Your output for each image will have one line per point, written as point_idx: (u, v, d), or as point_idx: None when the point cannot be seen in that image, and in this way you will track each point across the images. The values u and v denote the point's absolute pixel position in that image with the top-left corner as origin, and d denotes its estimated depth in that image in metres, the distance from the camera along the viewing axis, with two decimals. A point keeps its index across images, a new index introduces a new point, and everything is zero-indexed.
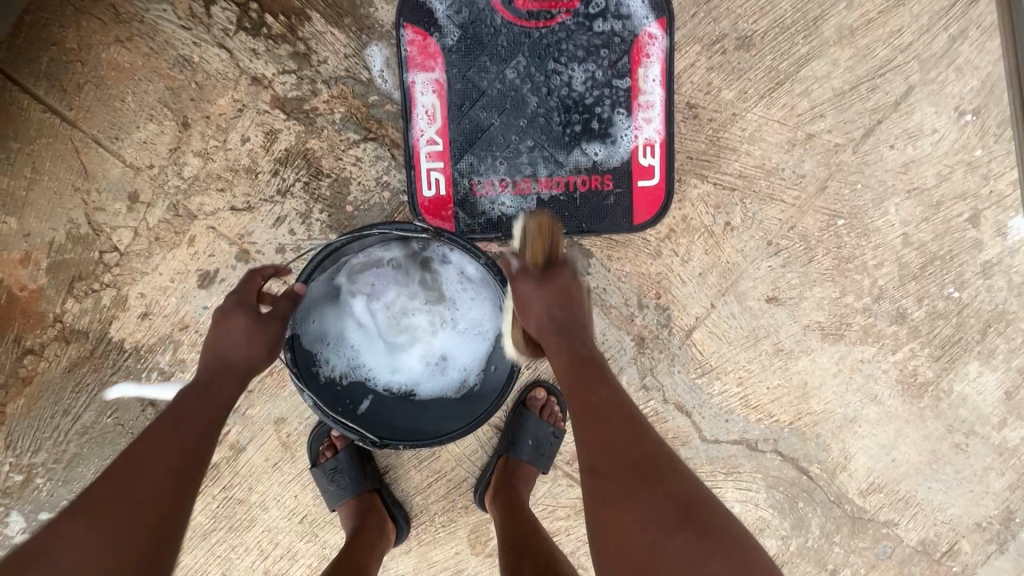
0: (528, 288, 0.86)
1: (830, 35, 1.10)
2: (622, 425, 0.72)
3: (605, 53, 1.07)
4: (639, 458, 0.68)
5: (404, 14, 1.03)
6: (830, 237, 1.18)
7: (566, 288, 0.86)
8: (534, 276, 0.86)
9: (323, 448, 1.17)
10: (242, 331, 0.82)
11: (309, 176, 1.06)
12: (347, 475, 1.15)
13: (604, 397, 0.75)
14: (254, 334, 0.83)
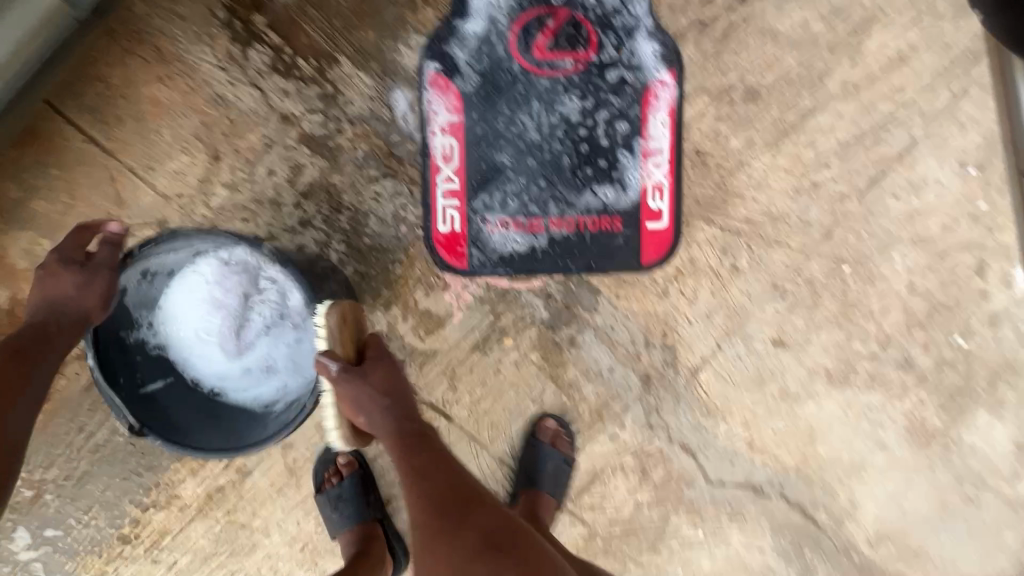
0: (356, 393, 0.83)
1: (835, 89, 1.14)
2: (447, 491, 0.79)
3: (617, 101, 1.11)
4: (466, 523, 0.76)
5: (428, 60, 1.08)
6: (836, 282, 1.20)
7: (394, 382, 0.85)
8: (351, 379, 0.82)
9: (328, 474, 1.18)
10: (70, 282, 0.85)
11: (330, 209, 1.11)
12: (350, 503, 1.15)
13: (430, 471, 0.80)
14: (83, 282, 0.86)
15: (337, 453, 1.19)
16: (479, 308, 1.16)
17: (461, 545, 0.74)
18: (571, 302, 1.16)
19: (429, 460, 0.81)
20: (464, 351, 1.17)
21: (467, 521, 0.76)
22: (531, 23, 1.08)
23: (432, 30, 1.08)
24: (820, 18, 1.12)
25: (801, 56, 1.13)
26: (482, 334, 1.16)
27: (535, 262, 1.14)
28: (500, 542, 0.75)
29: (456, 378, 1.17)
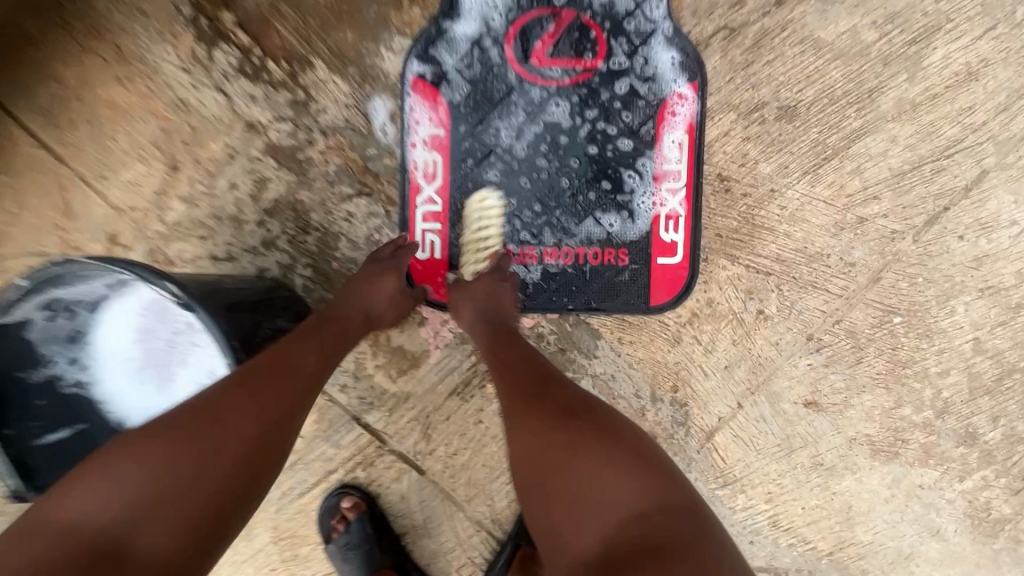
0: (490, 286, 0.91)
1: (889, 109, 0.97)
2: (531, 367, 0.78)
3: (627, 116, 0.96)
4: (553, 396, 0.73)
5: (412, 65, 0.95)
6: (883, 336, 1.01)
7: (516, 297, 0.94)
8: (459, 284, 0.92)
9: (336, 521, 1.01)
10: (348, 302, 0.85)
11: (296, 229, 0.99)
12: (360, 553, 1.00)
13: (518, 355, 0.81)
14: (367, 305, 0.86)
15: (343, 495, 1.02)
16: (460, 348, 1.01)
17: (548, 404, 0.72)
18: (566, 346, 1.01)
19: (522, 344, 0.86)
20: (440, 397, 1.02)
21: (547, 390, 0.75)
22: (531, 26, 0.95)
23: (418, 32, 0.95)
24: (872, 25, 0.95)
25: (847, 69, 0.96)
26: (462, 378, 1.02)
27: (527, 298, 0.99)
28: (578, 411, 0.71)
29: (430, 426, 1.02)
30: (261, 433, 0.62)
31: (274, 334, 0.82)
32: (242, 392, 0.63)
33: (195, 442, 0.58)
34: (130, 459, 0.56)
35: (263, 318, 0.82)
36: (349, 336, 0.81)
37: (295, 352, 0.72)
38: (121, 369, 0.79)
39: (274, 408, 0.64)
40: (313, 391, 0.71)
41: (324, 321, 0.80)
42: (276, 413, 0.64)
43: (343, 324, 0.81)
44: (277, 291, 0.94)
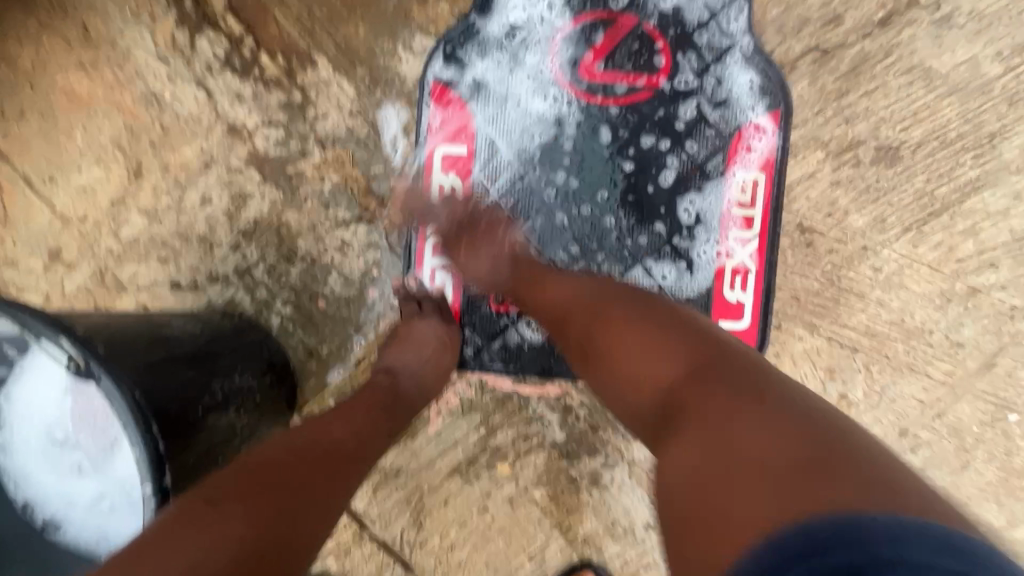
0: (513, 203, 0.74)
1: (1014, 158, 0.79)
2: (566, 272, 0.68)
3: (691, 145, 0.79)
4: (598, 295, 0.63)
5: (434, 69, 0.79)
6: (996, 438, 0.81)
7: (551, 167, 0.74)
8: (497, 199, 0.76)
9: None
10: (411, 361, 0.72)
11: (278, 257, 0.81)
12: None
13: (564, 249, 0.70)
14: (424, 368, 0.72)
15: None
16: (466, 417, 0.82)
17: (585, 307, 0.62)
18: (599, 423, 0.81)
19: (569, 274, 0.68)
20: (438, 475, 0.82)
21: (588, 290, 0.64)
22: (582, 32, 0.78)
23: (444, 31, 0.79)
24: (997, 56, 0.78)
25: (964, 107, 0.78)
26: (467, 454, 0.82)
27: (554, 359, 0.80)
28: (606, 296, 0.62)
29: (423, 511, 0.82)
30: (328, 499, 0.51)
31: (230, 396, 0.63)
32: (300, 455, 0.52)
33: (265, 500, 0.46)
34: (194, 526, 0.42)
35: (218, 375, 0.63)
36: (412, 402, 0.69)
37: (341, 421, 0.59)
38: (37, 434, 0.55)
39: (337, 476, 0.53)
40: (363, 472, 0.57)
41: (389, 380, 0.69)
42: (338, 482, 0.53)
43: (412, 377, 0.71)
44: (247, 332, 0.76)
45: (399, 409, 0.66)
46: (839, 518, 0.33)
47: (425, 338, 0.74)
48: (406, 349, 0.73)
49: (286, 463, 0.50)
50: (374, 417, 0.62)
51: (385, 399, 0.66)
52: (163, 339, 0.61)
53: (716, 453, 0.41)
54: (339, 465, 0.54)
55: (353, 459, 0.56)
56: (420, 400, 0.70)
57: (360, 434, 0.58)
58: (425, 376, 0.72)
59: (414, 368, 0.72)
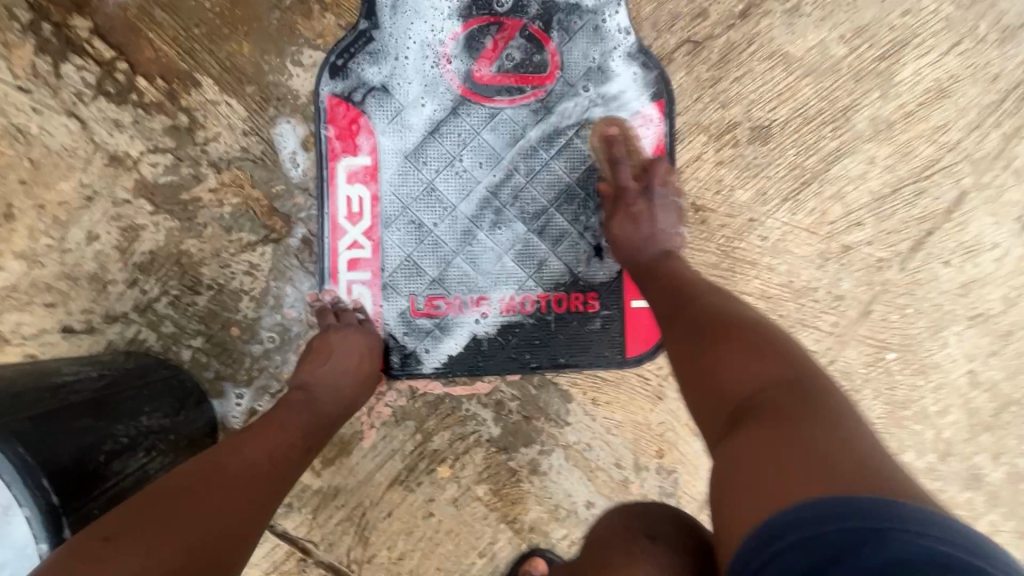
0: (626, 221, 0.77)
1: (865, 128, 0.89)
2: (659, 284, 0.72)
3: (589, 138, 0.82)
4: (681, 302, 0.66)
5: (326, 82, 0.78)
6: (879, 375, 0.91)
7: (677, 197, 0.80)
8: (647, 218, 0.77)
9: None
10: (330, 372, 0.72)
11: (181, 288, 0.77)
12: None
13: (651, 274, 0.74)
14: (344, 378, 0.72)
15: None
16: (401, 426, 0.82)
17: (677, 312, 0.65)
18: (531, 412, 0.84)
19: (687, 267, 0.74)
20: (379, 488, 0.81)
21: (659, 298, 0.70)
22: (471, 37, 0.79)
23: (332, 43, 0.78)
24: (841, 39, 0.88)
25: (820, 86, 0.88)
26: (405, 463, 0.82)
27: (481, 357, 0.82)
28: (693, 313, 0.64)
29: (367, 526, 0.82)
30: (242, 524, 0.51)
31: (138, 439, 0.60)
32: (208, 480, 0.52)
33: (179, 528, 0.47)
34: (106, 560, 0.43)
35: (121, 419, 0.60)
36: (331, 414, 0.69)
37: (258, 440, 0.59)
38: None
39: (253, 496, 0.54)
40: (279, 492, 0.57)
41: (304, 395, 0.69)
42: (255, 502, 0.54)
43: (329, 389, 0.71)
44: (155, 371, 0.73)
45: (316, 424, 0.67)
46: (843, 501, 0.41)
47: (341, 347, 0.74)
48: (322, 360, 0.72)
49: (191, 496, 0.50)
50: (290, 434, 0.62)
51: (301, 414, 0.66)
52: (53, 390, 0.57)
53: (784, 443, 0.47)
54: (254, 487, 0.54)
55: (267, 480, 0.56)
56: (340, 411, 0.71)
57: (277, 455, 0.59)
58: (346, 385, 0.72)
59: (333, 380, 0.71)
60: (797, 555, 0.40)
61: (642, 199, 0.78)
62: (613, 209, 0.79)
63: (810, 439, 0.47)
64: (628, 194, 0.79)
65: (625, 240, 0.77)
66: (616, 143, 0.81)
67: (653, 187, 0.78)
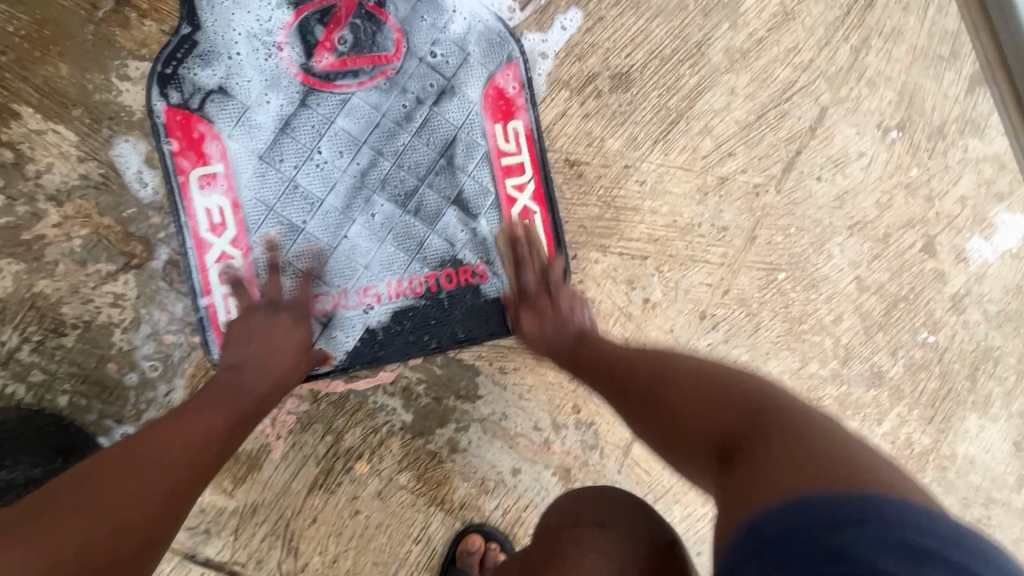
0: (532, 317, 0.78)
1: (720, 60, 0.91)
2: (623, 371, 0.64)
3: (447, 109, 0.81)
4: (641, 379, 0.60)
5: (158, 93, 0.74)
6: (774, 296, 0.95)
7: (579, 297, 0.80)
8: (542, 328, 0.77)
9: None
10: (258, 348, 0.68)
11: (43, 332, 0.73)
12: None
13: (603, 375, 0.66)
14: (273, 352, 0.68)
15: None
16: (309, 432, 0.80)
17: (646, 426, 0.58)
18: (441, 393, 0.83)
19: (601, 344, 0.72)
20: (298, 497, 0.80)
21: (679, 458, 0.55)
22: (305, 25, 0.77)
23: (157, 51, 0.74)
24: None
25: (670, 25, 0.89)
26: (321, 466, 0.80)
27: (379, 346, 0.81)
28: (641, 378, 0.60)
29: (294, 537, 0.80)
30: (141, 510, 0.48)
31: None
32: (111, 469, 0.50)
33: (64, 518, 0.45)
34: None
35: None
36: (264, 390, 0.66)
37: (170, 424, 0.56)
38: None
39: (164, 483, 0.51)
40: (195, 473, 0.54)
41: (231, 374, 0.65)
42: (166, 489, 0.51)
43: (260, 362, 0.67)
44: None
45: (246, 403, 0.63)
46: (830, 493, 0.40)
47: (257, 331, 0.70)
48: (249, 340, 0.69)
49: (88, 485, 0.48)
50: (212, 413, 0.59)
51: (226, 394, 0.62)
52: None
53: (746, 465, 0.46)
54: (168, 475, 0.52)
55: (178, 458, 0.53)
56: (272, 388, 0.66)
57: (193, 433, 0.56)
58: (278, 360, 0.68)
59: (259, 359, 0.67)
60: (782, 572, 0.38)
61: (541, 298, 0.79)
62: (516, 308, 0.80)
63: (767, 443, 0.46)
64: (533, 294, 0.79)
65: (538, 335, 0.77)
66: (520, 243, 0.82)
67: (550, 280, 0.80)
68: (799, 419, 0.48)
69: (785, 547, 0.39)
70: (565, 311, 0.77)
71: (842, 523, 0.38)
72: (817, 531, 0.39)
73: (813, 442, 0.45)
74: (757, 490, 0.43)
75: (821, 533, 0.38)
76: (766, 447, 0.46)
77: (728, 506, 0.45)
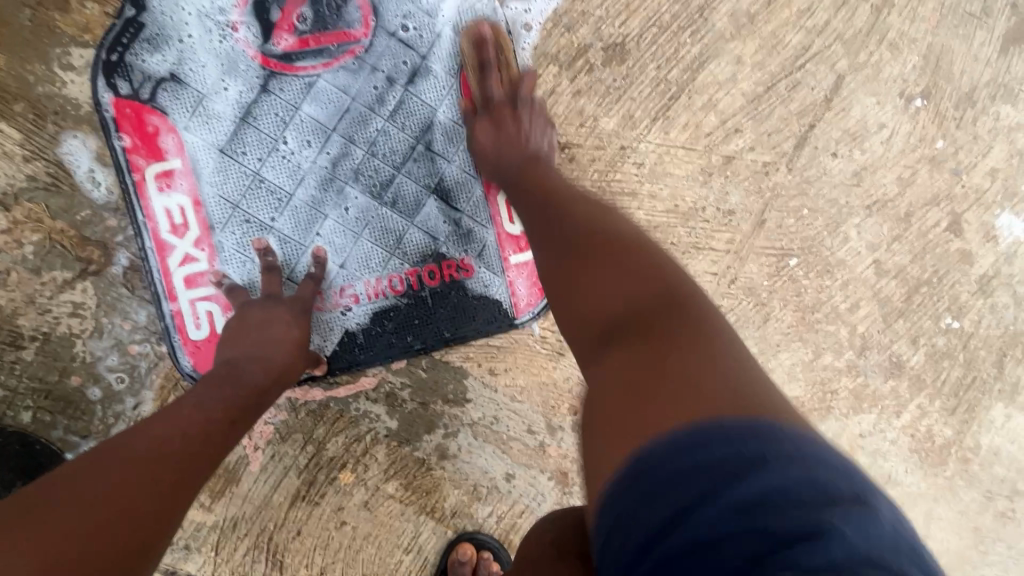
0: (490, 127, 0.72)
1: (725, 26, 0.83)
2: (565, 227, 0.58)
3: (423, 90, 0.74)
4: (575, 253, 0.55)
5: (104, 82, 0.67)
6: (785, 284, 0.88)
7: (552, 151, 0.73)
8: (491, 127, 0.71)
9: None
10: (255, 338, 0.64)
11: (0, 346, 0.69)
12: None
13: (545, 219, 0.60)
14: (271, 342, 0.65)
15: None
16: (289, 442, 0.76)
17: (576, 301, 0.53)
18: (427, 397, 0.78)
19: (554, 175, 0.68)
20: (280, 510, 0.76)
21: (598, 285, 0.52)
22: (261, 1, 0.70)
23: (101, 36, 0.67)
24: None
25: None
26: (303, 477, 0.76)
27: (359, 350, 0.76)
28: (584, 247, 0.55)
29: (278, 550, 0.76)
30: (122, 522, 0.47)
31: None
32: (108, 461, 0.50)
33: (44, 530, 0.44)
34: None
35: None
36: (268, 382, 0.63)
37: (167, 419, 0.55)
38: None
39: (158, 479, 0.50)
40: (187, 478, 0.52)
41: (232, 365, 0.62)
42: (160, 487, 0.50)
43: (259, 353, 0.63)
44: None
45: (244, 397, 0.60)
46: (724, 423, 0.38)
47: (257, 322, 0.66)
48: (247, 330, 0.65)
49: (82, 479, 0.48)
50: (208, 410, 0.57)
51: (223, 387, 0.59)
52: None
53: (656, 379, 0.43)
54: (164, 469, 0.51)
55: (170, 460, 0.52)
56: (272, 381, 0.63)
57: (192, 431, 0.55)
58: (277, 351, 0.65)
59: (257, 352, 0.63)
60: (671, 497, 0.36)
61: (506, 112, 0.72)
62: (474, 118, 0.73)
63: (680, 353, 0.45)
64: (497, 106, 0.72)
65: (491, 142, 0.71)
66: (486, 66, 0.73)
67: (518, 93, 0.73)
68: (711, 342, 0.46)
69: (689, 483, 0.36)
70: (531, 131, 0.71)
71: (746, 456, 0.36)
72: (729, 460, 0.36)
73: (737, 387, 0.42)
74: (679, 408, 0.40)
75: (745, 476, 0.35)
76: (660, 368, 0.44)
77: (645, 421, 0.41)
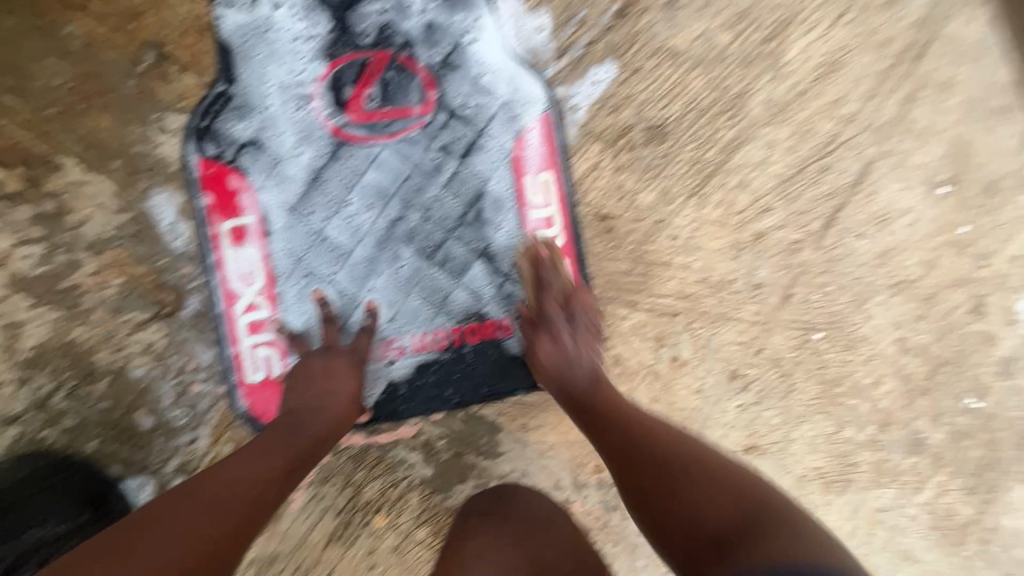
0: (529, 238, 0.81)
1: (760, 113, 0.88)
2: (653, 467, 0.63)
3: (477, 161, 0.80)
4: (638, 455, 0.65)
5: (193, 144, 0.75)
6: (809, 357, 0.92)
7: (564, 192, 0.83)
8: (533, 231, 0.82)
9: None
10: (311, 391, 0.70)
11: (76, 378, 0.74)
12: None
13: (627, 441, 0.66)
14: (324, 397, 0.70)
15: None
16: (329, 484, 0.80)
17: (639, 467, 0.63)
18: (462, 448, 0.82)
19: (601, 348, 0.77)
20: (316, 549, 0.80)
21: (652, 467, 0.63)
22: (338, 78, 0.77)
23: (195, 104, 0.75)
24: (724, 26, 0.87)
25: (709, 76, 0.87)
26: (340, 519, 0.80)
27: (400, 401, 0.80)
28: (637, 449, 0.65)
29: None
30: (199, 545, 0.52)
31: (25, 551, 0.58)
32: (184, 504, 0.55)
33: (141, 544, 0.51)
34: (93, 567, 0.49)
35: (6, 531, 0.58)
36: (319, 436, 0.68)
37: (235, 464, 0.61)
38: None
39: (222, 521, 0.55)
40: (249, 517, 0.57)
41: (289, 419, 0.68)
42: (224, 528, 0.55)
43: (313, 409, 0.69)
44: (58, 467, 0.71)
45: (303, 446, 0.66)
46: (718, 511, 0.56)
47: (318, 373, 0.72)
48: (303, 384, 0.71)
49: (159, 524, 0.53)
50: (270, 458, 0.63)
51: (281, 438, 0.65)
52: None
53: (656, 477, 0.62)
54: (225, 512, 0.56)
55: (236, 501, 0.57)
56: (329, 432, 0.69)
57: (253, 475, 0.60)
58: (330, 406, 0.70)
59: (316, 404, 0.69)
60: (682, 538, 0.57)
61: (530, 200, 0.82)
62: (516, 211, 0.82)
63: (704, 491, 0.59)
64: (526, 197, 0.82)
65: (530, 248, 0.79)
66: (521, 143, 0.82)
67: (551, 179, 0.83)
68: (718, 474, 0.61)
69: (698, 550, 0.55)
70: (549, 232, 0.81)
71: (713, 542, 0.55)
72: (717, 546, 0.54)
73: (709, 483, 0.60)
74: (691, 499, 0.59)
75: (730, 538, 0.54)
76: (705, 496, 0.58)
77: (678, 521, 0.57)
